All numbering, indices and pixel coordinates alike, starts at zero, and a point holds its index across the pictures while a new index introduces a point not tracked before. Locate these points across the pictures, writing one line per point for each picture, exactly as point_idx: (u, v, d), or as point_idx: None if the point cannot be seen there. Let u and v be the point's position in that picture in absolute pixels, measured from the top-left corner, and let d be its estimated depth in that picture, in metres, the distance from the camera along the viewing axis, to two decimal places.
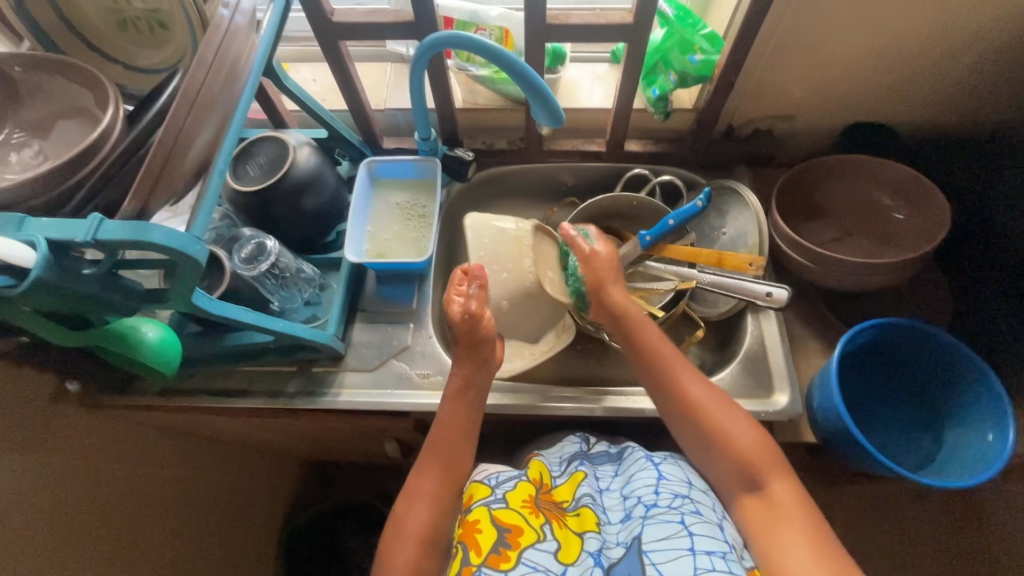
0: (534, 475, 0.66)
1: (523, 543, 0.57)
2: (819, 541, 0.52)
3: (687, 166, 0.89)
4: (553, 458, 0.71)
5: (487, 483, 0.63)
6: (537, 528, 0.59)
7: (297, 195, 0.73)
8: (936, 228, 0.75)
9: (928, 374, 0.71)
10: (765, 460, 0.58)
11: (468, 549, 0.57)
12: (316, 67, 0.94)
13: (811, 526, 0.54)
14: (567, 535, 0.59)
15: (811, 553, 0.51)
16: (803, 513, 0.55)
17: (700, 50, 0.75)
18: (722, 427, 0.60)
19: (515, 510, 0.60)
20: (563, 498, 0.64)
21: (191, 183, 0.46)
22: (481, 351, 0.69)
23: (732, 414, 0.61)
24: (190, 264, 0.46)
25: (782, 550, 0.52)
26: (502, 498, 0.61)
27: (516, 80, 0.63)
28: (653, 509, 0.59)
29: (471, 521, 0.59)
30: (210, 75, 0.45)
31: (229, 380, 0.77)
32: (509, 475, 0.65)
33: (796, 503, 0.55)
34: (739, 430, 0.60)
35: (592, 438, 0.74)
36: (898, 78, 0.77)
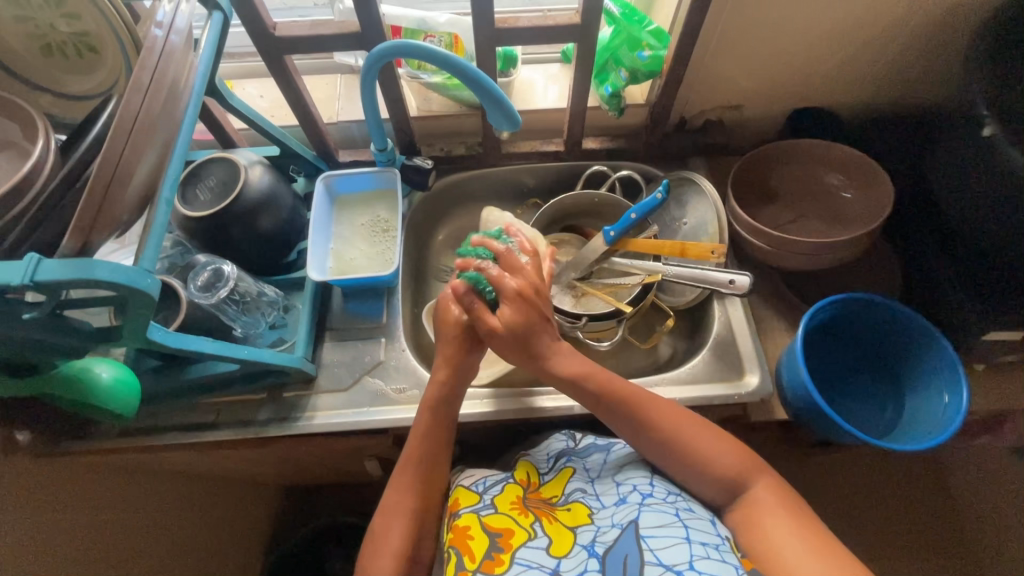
0: (521, 476, 0.67)
1: (514, 544, 0.57)
2: (807, 530, 0.53)
3: (644, 160, 0.90)
4: (540, 455, 0.70)
5: (474, 490, 0.65)
6: (528, 527, 0.59)
7: (252, 216, 0.71)
8: (881, 204, 0.78)
9: (887, 343, 0.75)
10: (748, 464, 0.58)
11: (462, 554, 0.58)
12: (262, 83, 0.91)
13: (795, 516, 0.54)
14: (558, 530, 0.59)
15: (794, 537, 0.52)
16: (790, 509, 0.55)
17: (648, 46, 0.77)
18: (700, 445, 0.59)
19: (506, 514, 0.61)
20: (553, 494, 0.64)
21: (136, 215, 0.44)
22: (465, 358, 0.66)
23: (706, 435, 0.60)
24: (142, 299, 0.44)
25: (773, 539, 0.53)
26: (491, 504, 0.62)
27: (469, 87, 0.62)
28: (649, 498, 0.59)
29: (462, 528, 0.60)
30: (148, 99, 0.43)
31: (195, 414, 0.74)
32: (497, 479, 0.66)
33: (782, 503, 0.56)
34: (717, 446, 0.59)
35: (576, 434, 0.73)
36: (835, 63, 0.81)
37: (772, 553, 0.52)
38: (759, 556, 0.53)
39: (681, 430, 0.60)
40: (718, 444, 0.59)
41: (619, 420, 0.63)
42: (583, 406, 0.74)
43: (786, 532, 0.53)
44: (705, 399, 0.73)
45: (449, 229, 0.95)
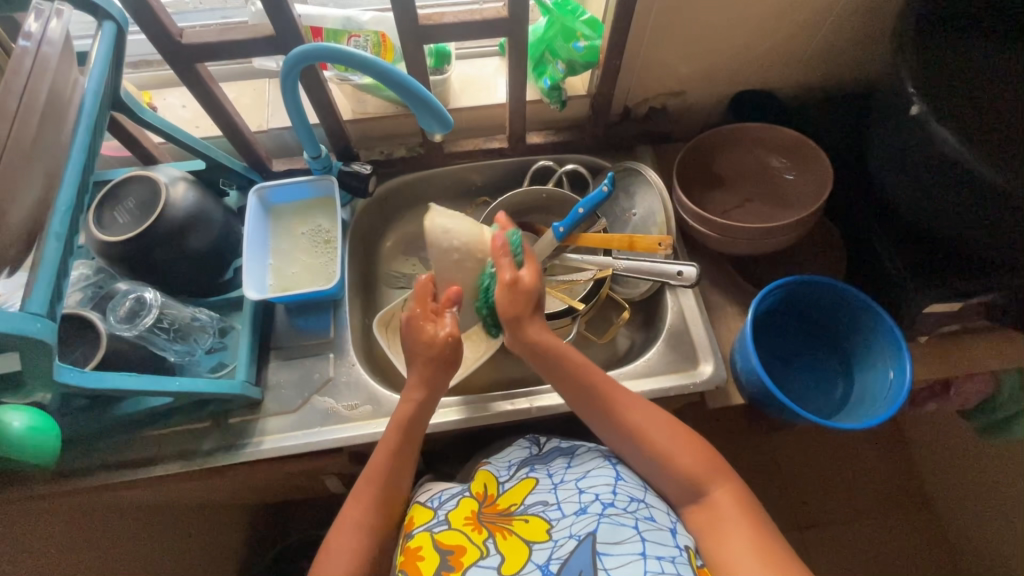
0: (478, 489, 0.67)
1: (466, 563, 0.57)
2: (764, 542, 0.54)
3: (591, 151, 0.89)
4: (501, 464, 0.71)
5: (430, 506, 0.65)
6: (480, 544, 0.59)
7: (177, 237, 0.67)
8: (822, 183, 0.79)
9: (835, 321, 0.76)
10: (708, 467, 0.59)
11: None
12: (183, 92, 0.85)
13: (754, 532, 0.54)
14: (512, 546, 0.58)
15: (754, 557, 0.52)
16: (749, 515, 0.56)
17: (582, 37, 0.75)
18: (662, 442, 0.61)
19: (458, 530, 0.60)
20: (511, 504, 0.63)
21: (20, 253, 0.40)
22: (432, 380, 0.64)
23: (673, 430, 0.61)
24: (37, 346, 0.40)
25: (730, 558, 0.53)
26: (444, 520, 0.62)
27: (395, 90, 0.59)
28: (609, 508, 0.58)
29: (414, 549, 0.60)
30: (18, 126, 0.39)
31: (132, 449, 0.70)
32: (452, 493, 0.67)
33: (741, 507, 0.57)
34: (681, 445, 0.60)
35: (542, 439, 0.74)
36: (770, 45, 0.81)
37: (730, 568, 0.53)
38: (717, 564, 0.54)
39: (645, 426, 0.62)
40: (684, 437, 0.61)
41: (590, 417, 0.65)
42: (541, 410, 0.73)
43: (743, 537, 0.54)
44: (661, 391, 0.73)
45: (397, 233, 0.92)
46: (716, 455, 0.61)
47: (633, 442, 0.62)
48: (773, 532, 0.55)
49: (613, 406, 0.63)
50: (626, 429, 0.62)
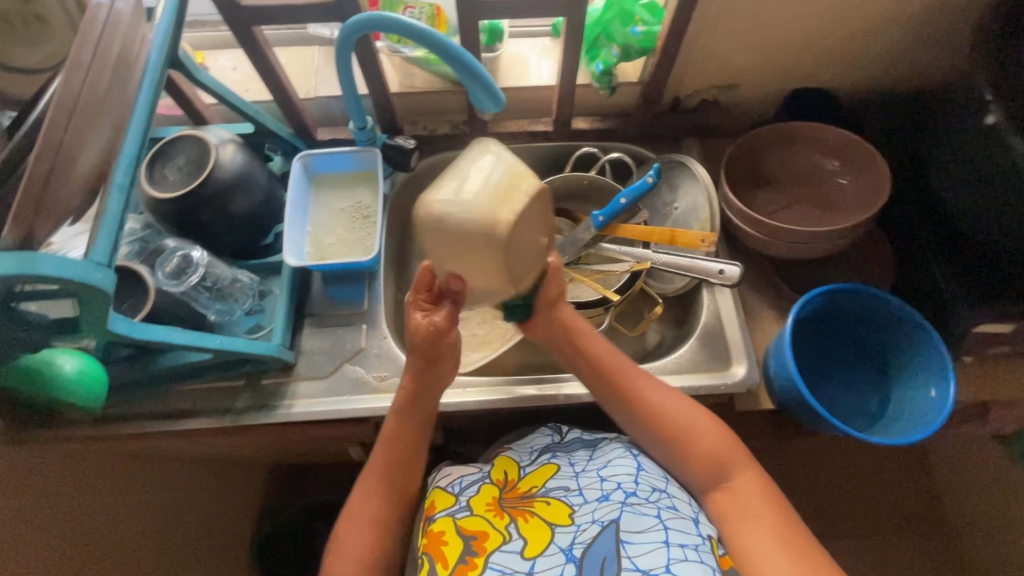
0: (499, 475, 0.65)
1: (489, 547, 0.57)
2: (788, 536, 0.56)
3: (637, 141, 0.87)
4: (523, 450, 0.69)
5: (451, 491, 0.64)
6: (502, 530, 0.59)
7: (223, 198, 0.68)
8: (877, 190, 0.76)
9: (874, 334, 0.73)
10: (728, 453, 0.61)
11: (435, 561, 0.58)
12: (234, 55, 0.86)
13: (775, 518, 0.57)
14: (534, 529, 0.59)
15: (776, 549, 0.55)
16: (768, 498, 0.58)
17: (640, 22, 0.73)
18: (686, 426, 0.62)
19: (481, 516, 0.60)
20: (531, 487, 0.63)
21: (86, 201, 0.41)
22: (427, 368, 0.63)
23: (696, 417, 0.62)
24: (95, 294, 0.41)
25: (750, 543, 0.56)
26: (466, 505, 0.61)
27: (449, 63, 0.58)
28: (632, 497, 0.59)
29: (437, 533, 0.60)
30: (91, 78, 0.40)
31: (170, 401, 0.72)
32: (473, 479, 0.65)
33: (762, 488, 0.59)
34: (703, 431, 0.62)
35: (563, 427, 0.73)
36: (834, 42, 0.78)
37: (751, 552, 0.56)
38: (740, 554, 0.56)
39: (669, 411, 0.63)
40: (709, 424, 0.62)
41: (612, 405, 0.66)
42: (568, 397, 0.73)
43: (764, 520, 0.57)
44: (690, 389, 0.72)
45: None
46: (739, 442, 0.62)
47: (655, 427, 0.63)
48: (795, 520, 0.58)
49: (637, 392, 0.64)
50: (647, 420, 0.63)
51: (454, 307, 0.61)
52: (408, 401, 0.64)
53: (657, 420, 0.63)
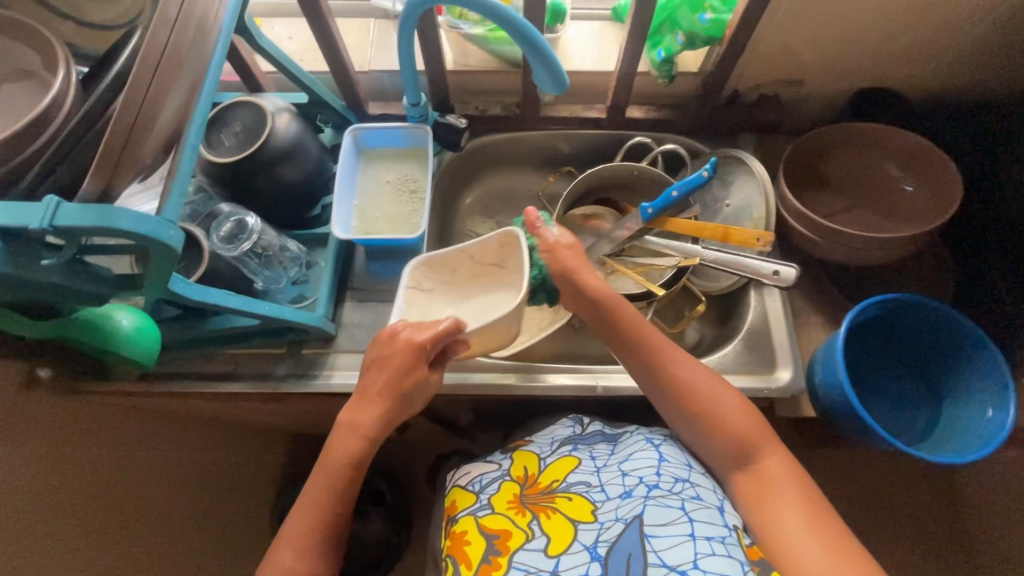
0: (519, 470, 0.64)
1: (512, 547, 0.57)
2: (819, 520, 0.53)
3: (691, 133, 0.85)
4: (543, 441, 0.68)
5: (472, 489, 0.65)
6: (525, 528, 0.58)
7: (277, 166, 0.68)
8: (946, 200, 0.72)
9: (929, 349, 0.71)
10: (757, 435, 0.58)
11: (459, 562, 0.59)
12: (291, 23, 0.86)
13: (806, 504, 0.54)
14: (557, 526, 0.57)
15: (807, 531, 0.52)
16: (799, 485, 0.56)
17: (710, 9, 0.70)
18: (711, 403, 0.60)
19: (502, 514, 0.60)
20: (552, 480, 0.62)
21: (161, 159, 0.41)
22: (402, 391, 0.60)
23: (723, 392, 0.61)
24: (164, 252, 0.42)
25: (781, 532, 0.53)
26: (488, 503, 0.62)
27: (516, 40, 0.57)
28: (654, 490, 0.57)
29: (460, 533, 0.61)
30: (175, 34, 0.39)
31: (213, 363, 0.74)
32: (494, 477, 0.65)
33: (794, 474, 0.56)
34: (736, 411, 0.59)
35: (585, 419, 0.72)
36: (911, 40, 0.74)
37: (781, 540, 0.53)
38: (770, 545, 0.53)
39: (695, 386, 0.61)
40: (736, 402, 0.60)
41: (638, 375, 0.64)
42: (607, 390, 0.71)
43: (793, 508, 0.54)
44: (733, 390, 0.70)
45: (477, 192, 0.91)
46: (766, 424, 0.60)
47: (680, 401, 0.61)
48: (827, 507, 0.55)
49: (665, 363, 0.62)
50: (678, 393, 0.61)
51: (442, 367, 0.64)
52: (355, 458, 0.60)
53: (688, 395, 0.61)
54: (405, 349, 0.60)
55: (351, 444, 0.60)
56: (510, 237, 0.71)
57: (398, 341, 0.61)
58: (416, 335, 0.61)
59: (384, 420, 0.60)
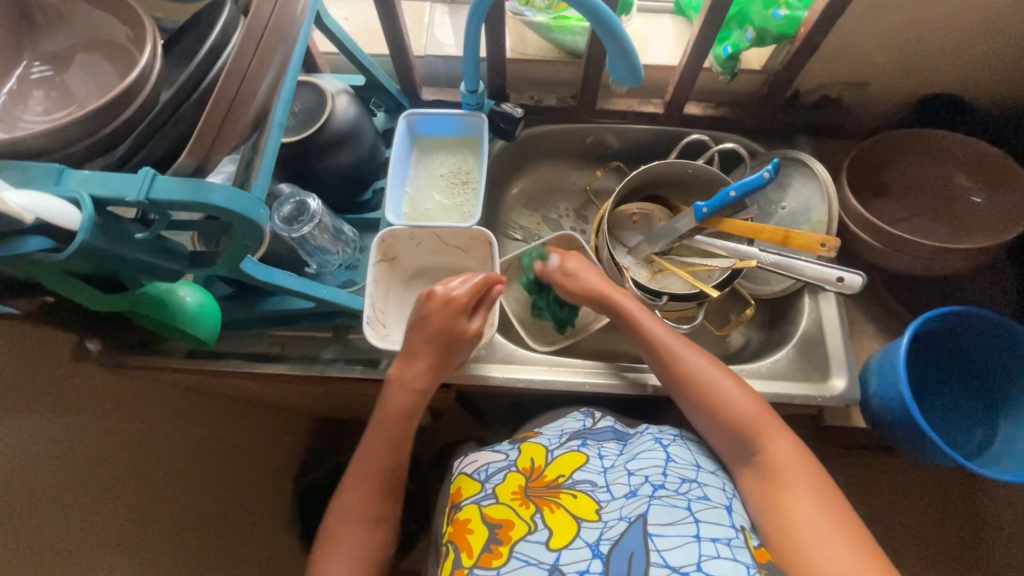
0: (525, 462, 0.62)
1: (513, 537, 0.55)
2: (832, 512, 0.50)
3: (749, 133, 0.83)
4: (551, 433, 0.66)
5: (477, 477, 0.62)
6: (527, 519, 0.56)
7: (334, 148, 0.68)
8: (1018, 213, 0.70)
9: (987, 365, 0.70)
10: (761, 423, 0.56)
11: (460, 550, 0.56)
12: (348, 3, 0.84)
13: (817, 496, 0.51)
14: (560, 520, 0.55)
15: (816, 523, 0.49)
16: (808, 473, 0.53)
17: (785, 5, 0.68)
18: (719, 390, 0.59)
19: (506, 504, 0.58)
20: (558, 475, 0.59)
21: (249, 136, 0.40)
22: (445, 348, 0.63)
23: (727, 380, 0.60)
24: (249, 229, 0.42)
25: (795, 529, 0.49)
26: (492, 493, 0.59)
27: (596, 29, 0.56)
28: (659, 490, 0.54)
29: (463, 520, 0.58)
30: (278, 8, 0.38)
31: (260, 344, 0.73)
32: (500, 466, 0.62)
33: (804, 463, 0.54)
34: (743, 404, 0.57)
35: (596, 414, 0.70)
36: (989, 47, 0.72)
37: (791, 535, 0.49)
38: (779, 544, 0.50)
39: (700, 375, 0.60)
40: (742, 390, 0.59)
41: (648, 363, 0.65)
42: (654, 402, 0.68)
43: (803, 502, 0.51)
44: (785, 396, 0.69)
45: (524, 184, 0.90)
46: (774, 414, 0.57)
47: (685, 392, 0.61)
48: (841, 501, 0.51)
49: (673, 354, 0.62)
50: (688, 390, 0.60)
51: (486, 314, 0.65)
52: (406, 412, 0.62)
53: (697, 391, 0.60)
54: (442, 302, 0.62)
55: (401, 399, 0.62)
56: (481, 238, 0.72)
57: (434, 299, 0.63)
58: (457, 291, 0.63)
59: (435, 375, 0.63)
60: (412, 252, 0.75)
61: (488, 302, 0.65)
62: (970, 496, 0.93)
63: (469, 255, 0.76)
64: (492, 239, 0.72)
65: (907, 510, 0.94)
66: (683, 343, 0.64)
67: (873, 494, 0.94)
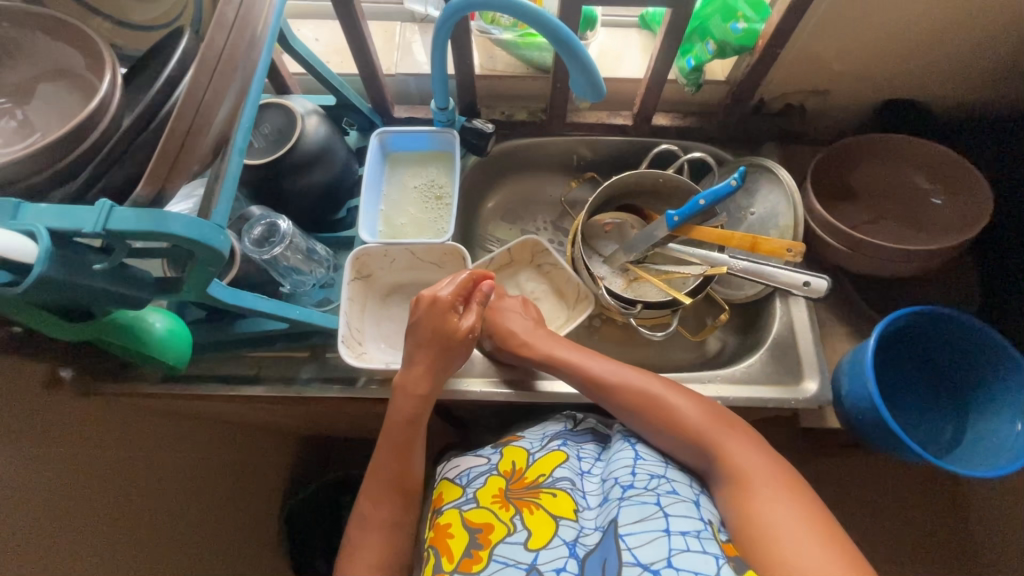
0: (506, 465, 0.62)
1: (493, 540, 0.55)
2: (796, 501, 0.49)
3: (717, 142, 0.85)
4: (533, 437, 0.66)
5: (459, 482, 0.63)
6: (507, 521, 0.56)
7: (306, 169, 0.68)
8: (977, 213, 0.72)
9: (955, 364, 0.71)
10: (718, 429, 0.56)
11: (440, 555, 0.56)
12: (318, 25, 0.85)
13: (779, 486, 0.50)
14: (539, 521, 0.55)
15: (778, 514, 0.48)
16: (768, 468, 0.52)
17: (743, 18, 0.70)
18: (668, 403, 0.59)
19: (487, 509, 0.58)
20: (538, 476, 0.60)
21: (208, 163, 0.40)
22: (448, 353, 0.64)
23: (675, 391, 0.60)
24: (211, 256, 0.43)
25: (761, 523, 0.48)
26: (473, 498, 0.60)
27: (557, 48, 0.58)
28: (628, 491, 0.55)
29: (444, 525, 0.58)
30: (233, 37, 0.39)
31: (236, 366, 0.73)
32: (481, 470, 0.63)
33: (764, 459, 0.53)
34: (697, 416, 0.57)
35: (578, 415, 0.70)
36: (942, 53, 0.74)
37: (757, 530, 0.48)
38: (746, 541, 0.48)
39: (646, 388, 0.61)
40: (689, 399, 0.59)
41: (590, 391, 0.64)
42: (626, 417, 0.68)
43: (765, 498, 0.49)
44: (759, 400, 0.70)
45: (499, 197, 0.91)
46: (727, 417, 0.58)
47: (635, 410, 0.60)
48: (808, 491, 0.50)
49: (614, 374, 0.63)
50: (644, 412, 0.59)
51: (479, 310, 0.66)
52: (409, 417, 0.61)
53: (651, 410, 0.59)
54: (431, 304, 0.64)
55: (404, 404, 0.62)
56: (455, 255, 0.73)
57: (423, 305, 0.65)
58: (442, 291, 0.65)
59: (437, 382, 0.63)
60: (387, 269, 0.77)
61: (475, 298, 0.67)
62: (952, 491, 0.95)
63: (443, 271, 0.77)
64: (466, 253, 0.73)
65: (891, 508, 0.95)
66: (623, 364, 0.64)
67: (854, 492, 0.95)
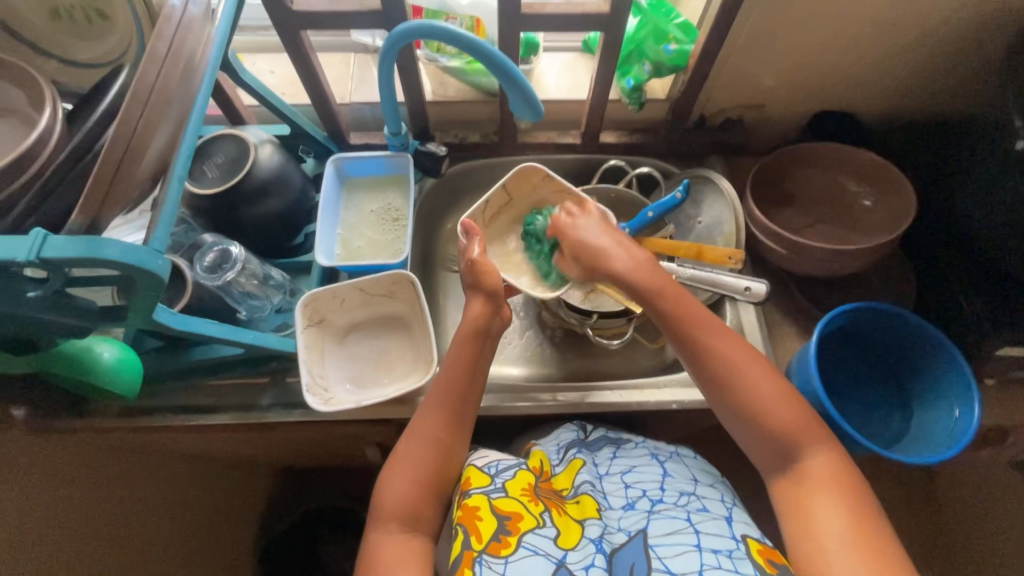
0: (535, 463, 0.63)
1: (523, 528, 0.53)
2: (861, 524, 0.48)
3: (663, 156, 0.89)
4: (551, 445, 0.68)
5: (487, 470, 0.58)
6: (537, 514, 0.55)
7: (258, 196, 0.69)
8: (902, 214, 0.77)
9: (903, 356, 0.73)
10: (803, 433, 0.53)
11: (469, 533, 0.52)
12: (273, 59, 0.88)
13: (850, 504, 0.50)
14: (567, 522, 0.55)
15: (841, 536, 0.48)
16: (845, 487, 0.51)
17: (674, 40, 0.75)
18: (758, 389, 0.55)
19: (516, 498, 0.55)
20: (563, 487, 0.61)
21: (146, 190, 0.42)
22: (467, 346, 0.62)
23: (770, 381, 0.55)
24: (151, 280, 0.43)
25: (822, 540, 0.48)
26: (502, 486, 0.57)
27: (493, 72, 0.61)
28: (658, 504, 0.57)
29: (470, 507, 0.54)
30: (165, 70, 0.40)
31: (195, 396, 0.72)
32: (509, 464, 0.60)
33: (842, 477, 0.51)
34: (776, 401, 0.54)
35: (588, 426, 0.72)
36: (861, 67, 0.80)
37: (815, 545, 0.48)
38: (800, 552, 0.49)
39: (739, 366, 0.56)
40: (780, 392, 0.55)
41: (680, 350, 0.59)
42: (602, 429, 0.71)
43: (830, 510, 0.49)
44: None
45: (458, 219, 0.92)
46: (816, 420, 0.55)
47: (722, 387, 0.56)
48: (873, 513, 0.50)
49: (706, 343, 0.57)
50: (730, 393, 0.55)
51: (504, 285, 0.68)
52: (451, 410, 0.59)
53: (737, 394, 0.55)
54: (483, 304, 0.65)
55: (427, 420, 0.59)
56: (402, 280, 0.74)
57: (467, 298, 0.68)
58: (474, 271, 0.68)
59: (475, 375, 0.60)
60: (339, 311, 0.76)
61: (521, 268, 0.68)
62: None
63: (396, 300, 0.77)
64: (412, 278, 0.73)
65: None
66: (716, 330, 0.58)
67: None
